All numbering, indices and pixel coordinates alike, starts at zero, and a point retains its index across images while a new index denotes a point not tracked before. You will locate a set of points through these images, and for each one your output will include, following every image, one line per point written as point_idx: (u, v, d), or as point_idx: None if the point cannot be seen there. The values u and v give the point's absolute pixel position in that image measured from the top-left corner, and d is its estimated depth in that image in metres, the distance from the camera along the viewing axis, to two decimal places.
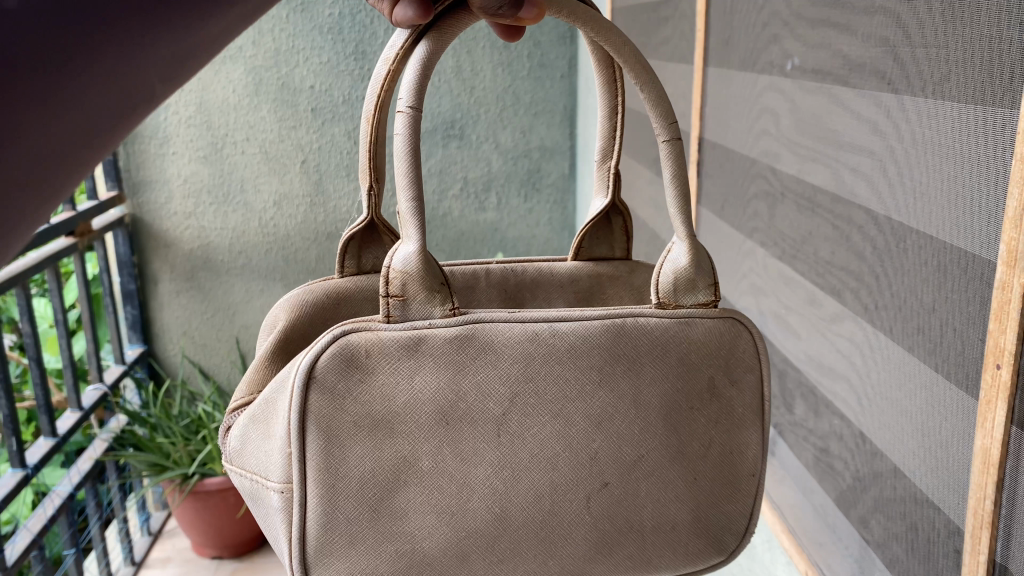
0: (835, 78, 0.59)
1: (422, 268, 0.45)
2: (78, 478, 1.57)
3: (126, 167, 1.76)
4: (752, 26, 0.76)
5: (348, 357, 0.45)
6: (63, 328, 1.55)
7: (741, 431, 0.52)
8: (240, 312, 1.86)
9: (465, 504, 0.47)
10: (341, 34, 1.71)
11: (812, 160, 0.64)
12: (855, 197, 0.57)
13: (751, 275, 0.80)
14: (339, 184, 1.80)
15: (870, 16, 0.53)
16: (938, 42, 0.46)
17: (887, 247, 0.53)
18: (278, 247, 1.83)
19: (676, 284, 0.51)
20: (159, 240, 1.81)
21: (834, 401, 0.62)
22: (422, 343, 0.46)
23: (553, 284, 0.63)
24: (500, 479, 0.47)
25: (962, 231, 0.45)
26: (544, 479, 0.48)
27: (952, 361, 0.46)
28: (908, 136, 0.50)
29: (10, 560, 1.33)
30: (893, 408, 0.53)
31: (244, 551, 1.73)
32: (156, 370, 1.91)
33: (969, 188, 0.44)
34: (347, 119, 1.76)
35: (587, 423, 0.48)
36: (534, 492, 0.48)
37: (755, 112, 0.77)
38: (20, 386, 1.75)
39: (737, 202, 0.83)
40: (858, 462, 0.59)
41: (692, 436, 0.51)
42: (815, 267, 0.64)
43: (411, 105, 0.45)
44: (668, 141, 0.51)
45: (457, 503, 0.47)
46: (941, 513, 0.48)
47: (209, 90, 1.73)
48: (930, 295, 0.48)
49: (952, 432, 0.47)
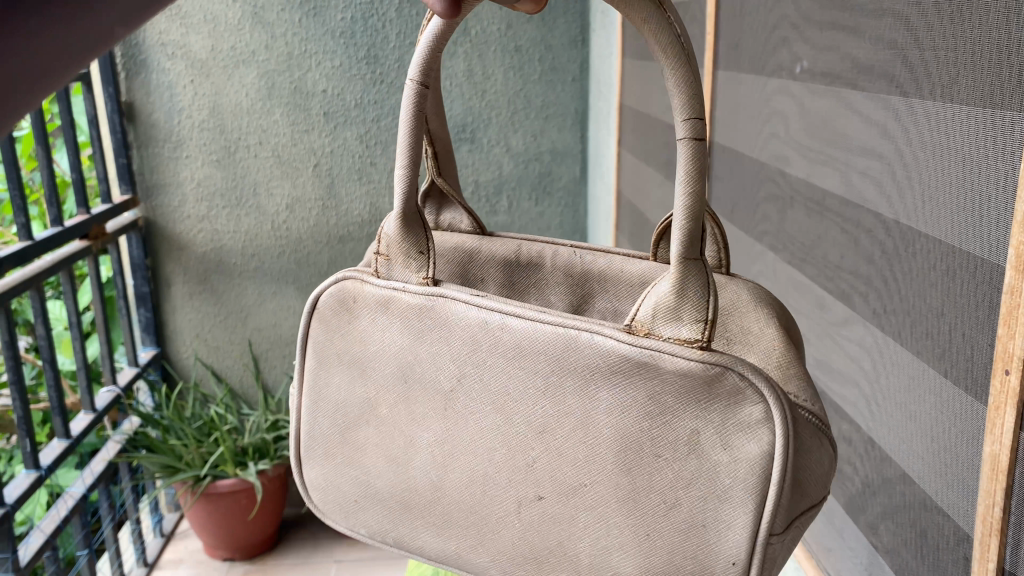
0: (844, 82, 0.59)
1: (403, 235, 0.49)
2: (92, 480, 1.58)
3: (140, 170, 1.77)
4: (761, 29, 0.76)
5: (342, 297, 0.52)
6: (77, 330, 1.56)
7: (720, 504, 0.41)
8: (252, 315, 1.88)
9: (408, 464, 0.50)
10: (353, 38, 1.71)
11: (822, 163, 0.64)
12: (865, 201, 0.56)
13: (760, 279, 0.80)
14: (351, 188, 1.81)
15: (879, 19, 0.53)
16: (947, 44, 0.46)
17: (895, 250, 0.53)
18: (291, 250, 1.84)
19: (656, 312, 0.42)
20: (173, 244, 1.82)
21: (843, 406, 0.62)
22: (393, 307, 0.50)
23: (621, 282, 0.58)
24: (438, 452, 0.48)
25: (971, 235, 0.45)
26: (474, 467, 0.47)
27: (961, 367, 0.46)
28: (917, 140, 0.49)
29: (23, 561, 1.34)
30: (902, 414, 0.52)
31: (256, 553, 1.74)
32: (169, 372, 1.92)
33: (979, 191, 0.44)
34: (359, 123, 1.77)
35: (528, 429, 0.45)
36: (466, 477, 0.47)
37: (764, 115, 0.76)
38: (35, 388, 1.77)
39: (747, 205, 0.82)
40: (867, 467, 0.58)
41: (647, 485, 0.43)
42: (825, 271, 0.64)
43: (417, 81, 0.47)
44: (687, 140, 0.41)
45: (401, 461, 0.50)
46: (950, 520, 0.48)
47: (222, 94, 1.73)
48: (939, 299, 0.48)
49: (960, 439, 0.46)
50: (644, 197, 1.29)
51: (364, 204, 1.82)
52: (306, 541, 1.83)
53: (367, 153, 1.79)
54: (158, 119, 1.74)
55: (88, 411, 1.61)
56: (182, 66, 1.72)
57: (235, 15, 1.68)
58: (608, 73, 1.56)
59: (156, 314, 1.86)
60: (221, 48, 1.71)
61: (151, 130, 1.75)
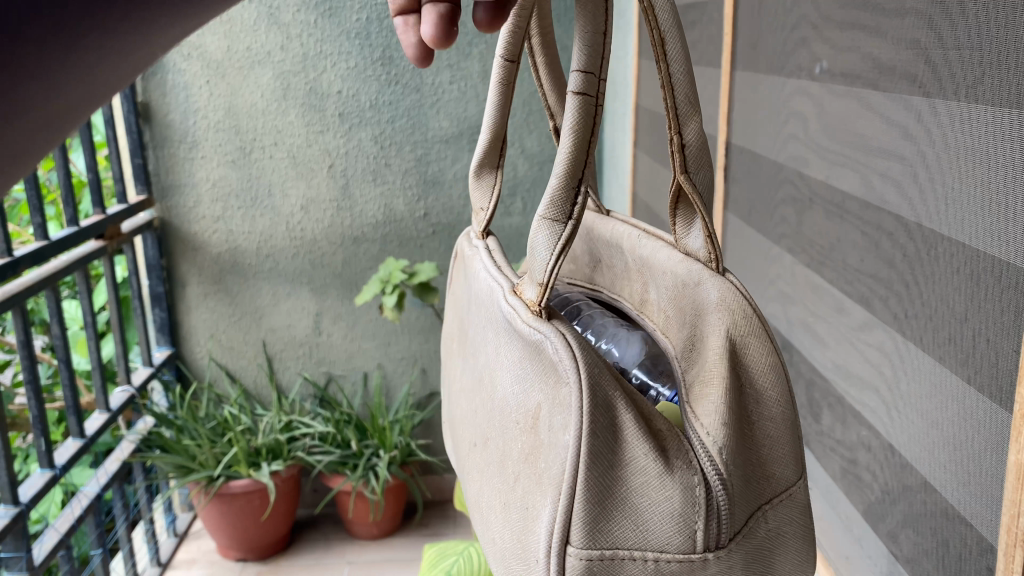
0: (865, 82, 0.58)
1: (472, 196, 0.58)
2: (106, 479, 1.58)
3: (155, 171, 1.78)
4: (780, 29, 0.75)
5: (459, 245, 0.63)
6: (92, 330, 1.57)
7: (540, 487, 0.40)
8: (267, 315, 1.88)
9: (454, 391, 0.57)
10: (368, 39, 1.71)
11: (841, 165, 0.63)
12: (885, 204, 0.55)
13: (778, 282, 0.79)
14: (365, 188, 1.80)
15: (901, 18, 0.52)
16: (971, 44, 0.45)
17: (917, 254, 0.52)
18: (305, 250, 1.84)
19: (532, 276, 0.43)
20: (188, 244, 1.82)
21: (862, 411, 0.61)
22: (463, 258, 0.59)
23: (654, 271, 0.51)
24: (461, 384, 0.54)
25: (997, 238, 0.44)
26: (469, 402, 0.51)
27: (985, 374, 0.45)
28: (940, 142, 0.48)
29: (37, 560, 1.34)
30: (923, 420, 0.51)
31: (270, 553, 1.75)
32: (183, 373, 1.92)
33: (1003, 193, 0.43)
34: (374, 123, 1.76)
35: (483, 377, 0.48)
36: (468, 412, 0.52)
37: (782, 116, 0.75)
38: (51, 387, 1.78)
39: (765, 207, 0.81)
40: (887, 474, 0.57)
41: (511, 449, 0.43)
42: (844, 275, 0.63)
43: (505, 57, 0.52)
44: (575, 94, 0.40)
45: (454, 389, 0.57)
46: (973, 529, 0.47)
47: (237, 95, 1.74)
48: (963, 304, 0.47)
49: (984, 447, 0.45)
50: (659, 199, 1.28)
51: (378, 204, 1.82)
52: (318, 542, 1.83)
53: (381, 155, 1.79)
54: (174, 119, 1.75)
55: (103, 410, 1.62)
56: (197, 67, 1.72)
57: (251, 16, 1.68)
58: (624, 74, 1.55)
59: (171, 314, 1.86)
60: (236, 49, 1.71)
61: (167, 131, 1.75)
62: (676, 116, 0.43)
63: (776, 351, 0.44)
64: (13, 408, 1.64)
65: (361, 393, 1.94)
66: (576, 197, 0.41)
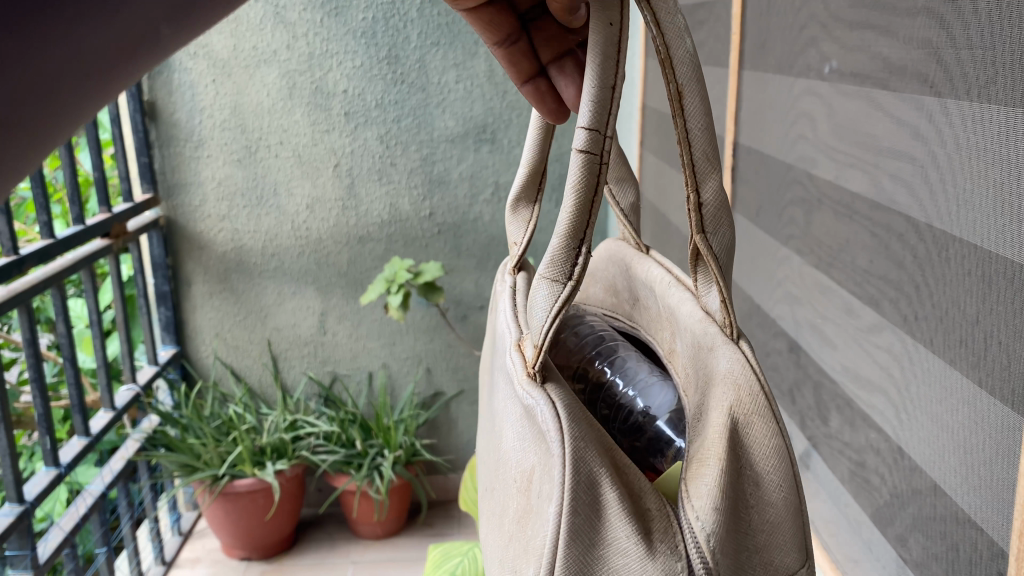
0: (875, 82, 0.58)
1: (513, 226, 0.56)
2: (111, 477, 1.58)
3: (161, 170, 1.78)
4: (789, 29, 0.75)
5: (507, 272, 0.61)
6: (98, 328, 1.57)
7: (525, 556, 0.39)
8: (272, 314, 1.88)
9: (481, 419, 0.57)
10: (375, 38, 1.71)
11: (850, 166, 0.62)
12: (895, 205, 0.55)
13: (786, 283, 0.78)
14: (371, 188, 1.80)
15: (912, 18, 0.52)
16: (983, 44, 0.44)
17: (927, 256, 0.51)
18: (311, 249, 1.84)
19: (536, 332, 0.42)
20: (193, 243, 1.82)
21: (871, 414, 0.60)
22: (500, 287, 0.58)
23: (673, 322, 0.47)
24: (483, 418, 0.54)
25: (1009, 240, 0.43)
26: (488, 438, 0.51)
27: (996, 377, 0.44)
28: (951, 143, 0.48)
29: (42, 558, 1.34)
30: (933, 423, 0.51)
31: (274, 552, 1.75)
32: (188, 371, 1.93)
33: (1016, 194, 0.42)
34: (379, 123, 1.76)
35: (496, 423, 0.47)
36: (486, 448, 0.52)
37: (791, 116, 0.75)
38: (56, 385, 1.78)
39: (773, 208, 0.81)
40: (896, 478, 0.57)
41: (508, 508, 0.42)
42: (852, 276, 0.62)
43: None
44: (582, 151, 0.38)
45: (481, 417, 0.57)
46: (983, 534, 0.46)
47: (243, 94, 1.74)
48: (974, 307, 0.46)
49: (996, 451, 0.45)
50: (666, 199, 1.28)
51: (384, 204, 1.81)
52: (323, 541, 1.83)
53: (387, 154, 1.78)
54: (180, 118, 1.75)
55: (108, 408, 1.62)
56: (203, 66, 1.72)
57: (257, 15, 1.68)
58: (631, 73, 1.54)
59: (176, 313, 1.87)
60: (242, 48, 1.71)
61: (173, 129, 1.75)
62: (694, 172, 0.41)
63: (782, 433, 0.39)
64: (19, 406, 1.65)
65: (366, 393, 1.93)
66: (577, 257, 0.39)
